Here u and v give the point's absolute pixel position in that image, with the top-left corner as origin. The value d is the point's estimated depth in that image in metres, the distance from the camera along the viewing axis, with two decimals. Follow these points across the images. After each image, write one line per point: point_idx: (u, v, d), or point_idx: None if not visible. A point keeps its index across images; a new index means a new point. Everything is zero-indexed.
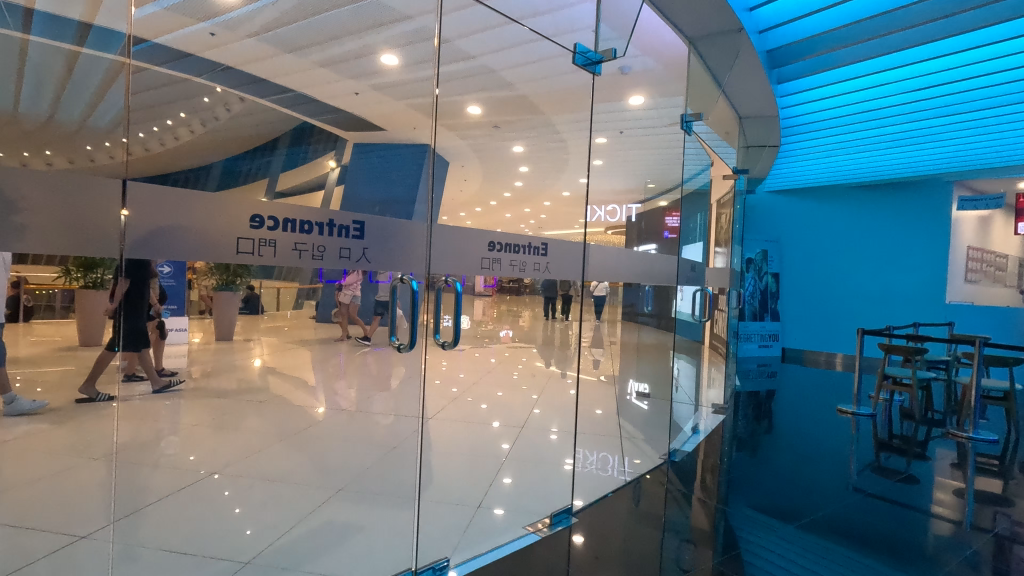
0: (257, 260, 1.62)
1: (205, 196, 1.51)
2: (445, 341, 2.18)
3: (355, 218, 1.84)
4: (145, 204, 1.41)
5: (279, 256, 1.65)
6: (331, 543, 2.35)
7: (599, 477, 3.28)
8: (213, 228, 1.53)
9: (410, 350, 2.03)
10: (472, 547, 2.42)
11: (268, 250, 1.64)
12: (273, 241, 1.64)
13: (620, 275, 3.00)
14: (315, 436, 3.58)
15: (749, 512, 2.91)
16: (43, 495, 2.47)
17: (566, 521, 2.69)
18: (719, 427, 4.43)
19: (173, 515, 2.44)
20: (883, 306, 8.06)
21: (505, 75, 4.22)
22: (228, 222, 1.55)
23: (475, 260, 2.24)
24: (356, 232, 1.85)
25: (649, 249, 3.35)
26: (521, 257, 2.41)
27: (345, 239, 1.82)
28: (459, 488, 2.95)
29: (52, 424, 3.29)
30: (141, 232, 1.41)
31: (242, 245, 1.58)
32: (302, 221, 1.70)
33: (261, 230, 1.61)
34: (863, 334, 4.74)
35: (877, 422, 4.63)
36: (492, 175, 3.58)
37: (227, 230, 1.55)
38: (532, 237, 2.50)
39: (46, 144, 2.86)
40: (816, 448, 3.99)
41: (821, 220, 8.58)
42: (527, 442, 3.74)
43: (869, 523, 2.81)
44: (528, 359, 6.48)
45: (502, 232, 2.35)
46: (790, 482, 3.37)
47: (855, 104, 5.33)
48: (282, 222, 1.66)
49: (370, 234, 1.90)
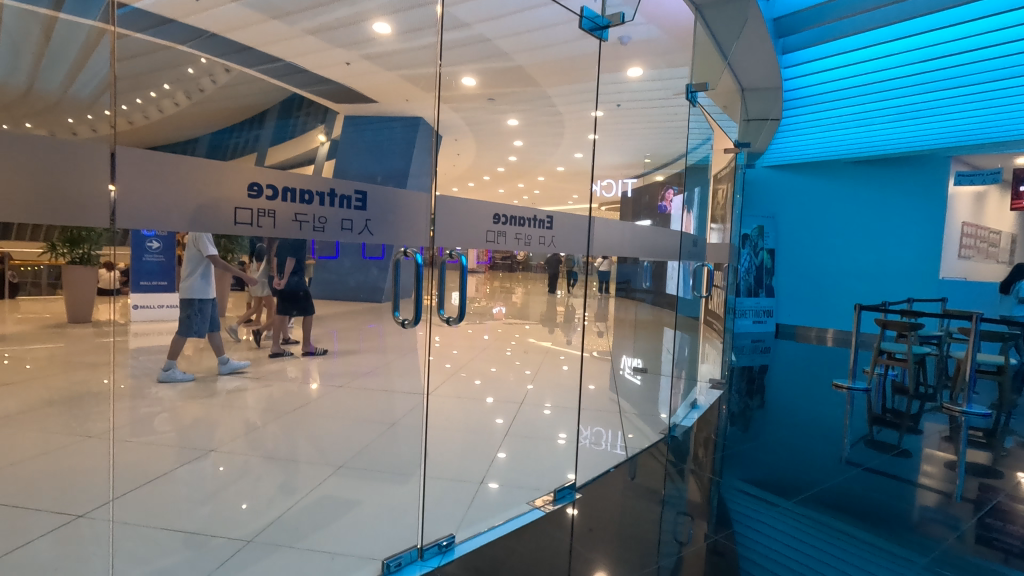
0: (256, 231, 1.57)
1: (203, 161, 1.45)
2: (450, 316, 2.07)
3: (356, 187, 1.80)
4: (136, 176, 1.36)
5: (279, 227, 1.62)
6: (334, 520, 2.35)
7: (597, 452, 3.31)
8: (212, 199, 1.48)
9: (414, 326, 1.95)
10: (477, 522, 2.43)
11: (268, 220, 1.59)
12: (273, 212, 1.60)
13: (623, 247, 3.05)
14: (313, 412, 3.57)
15: (745, 486, 2.95)
16: (40, 472, 2.47)
17: (570, 497, 2.70)
18: (715, 403, 4.51)
19: (175, 496, 2.44)
20: (877, 282, 8.11)
21: (500, 43, 4.23)
22: (226, 192, 1.50)
23: (478, 236, 2.20)
24: (358, 203, 1.81)
25: (643, 224, 3.33)
26: (526, 231, 2.40)
27: (347, 211, 1.79)
28: (457, 464, 2.97)
29: (42, 403, 3.27)
30: (133, 203, 1.35)
31: (241, 215, 1.53)
32: (302, 190, 1.66)
33: (260, 200, 1.57)
34: (860, 310, 4.72)
35: (871, 397, 4.68)
36: (488, 148, 3.48)
37: (224, 200, 1.50)
38: (537, 210, 2.50)
39: (27, 114, 2.73)
40: (811, 423, 4.04)
41: (818, 196, 8.57)
42: (523, 418, 3.76)
43: (863, 497, 2.86)
44: (521, 335, 6.48)
45: (506, 205, 2.32)
46: (786, 457, 3.41)
47: (859, 76, 5.27)
48: (282, 191, 1.62)
49: (372, 205, 1.87)
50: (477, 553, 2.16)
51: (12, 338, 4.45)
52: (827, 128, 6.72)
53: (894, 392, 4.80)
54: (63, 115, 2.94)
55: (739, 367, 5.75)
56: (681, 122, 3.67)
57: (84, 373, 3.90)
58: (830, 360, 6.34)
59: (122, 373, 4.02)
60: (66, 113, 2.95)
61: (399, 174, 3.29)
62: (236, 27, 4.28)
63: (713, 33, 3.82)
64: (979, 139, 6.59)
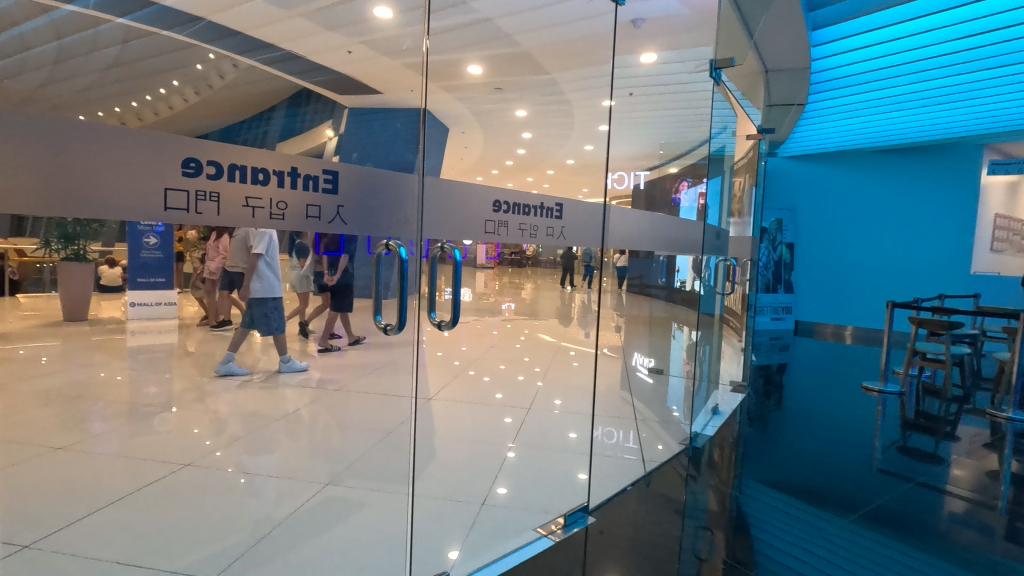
0: (195, 219, 1.30)
1: (126, 132, 1.18)
2: (442, 322, 1.86)
3: (326, 166, 1.55)
4: (34, 154, 1.08)
5: (222, 213, 1.33)
6: (329, 526, 2.22)
7: (609, 454, 3.15)
8: (137, 177, 1.20)
9: (397, 333, 1.79)
10: (488, 525, 2.30)
11: (211, 204, 1.32)
12: (216, 194, 1.32)
13: (642, 239, 2.82)
14: (316, 412, 3.45)
15: (771, 491, 2.78)
16: (35, 474, 2.38)
17: (581, 522, 2.37)
18: (737, 409, 4.21)
19: (178, 494, 2.34)
20: (901, 277, 7.86)
21: (501, 24, 3.68)
22: (153, 169, 1.22)
23: (476, 226, 2.01)
24: (327, 184, 1.56)
25: (658, 213, 3.05)
26: (531, 220, 2.22)
27: (315, 194, 1.53)
28: (467, 464, 2.85)
29: (41, 402, 3.20)
30: (36, 185, 1.08)
31: (172, 198, 1.25)
32: (254, 168, 1.38)
33: (199, 179, 1.29)
34: (893, 306, 4.46)
35: (905, 401, 4.42)
36: (494, 139, 3.30)
37: (152, 177, 1.22)
38: (544, 198, 2.31)
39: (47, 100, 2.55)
40: (839, 425, 3.84)
41: (840, 187, 8.31)
42: (534, 417, 3.63)
43: (898, 503, 2.68)
44: (530, 331, 6.34)
45: (507, 191, 2.13)
46: (814, 460, 3.22)
47: (886, 57, 5.05)
48: (227, 169, 1.33)
49: (345, 188, 1.62)
50: (489, 563, 2.04)
51: (15, 335, 4.41)
52: (852, 115, 6.51)
53: (928, 395, 4.57)
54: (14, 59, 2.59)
55: (757, 365, 5.57)
56: (704, 108, 3.46)
57: (85, 371, 3.83)
58: (853, 358, 6.14)
59: (124, 369, 3.95)
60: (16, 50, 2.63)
61: (404, 166, 3.16)
62: (258, 26, 3.99)
63: (742, 17, 3.59)
64: (1011, 125, 6.32)
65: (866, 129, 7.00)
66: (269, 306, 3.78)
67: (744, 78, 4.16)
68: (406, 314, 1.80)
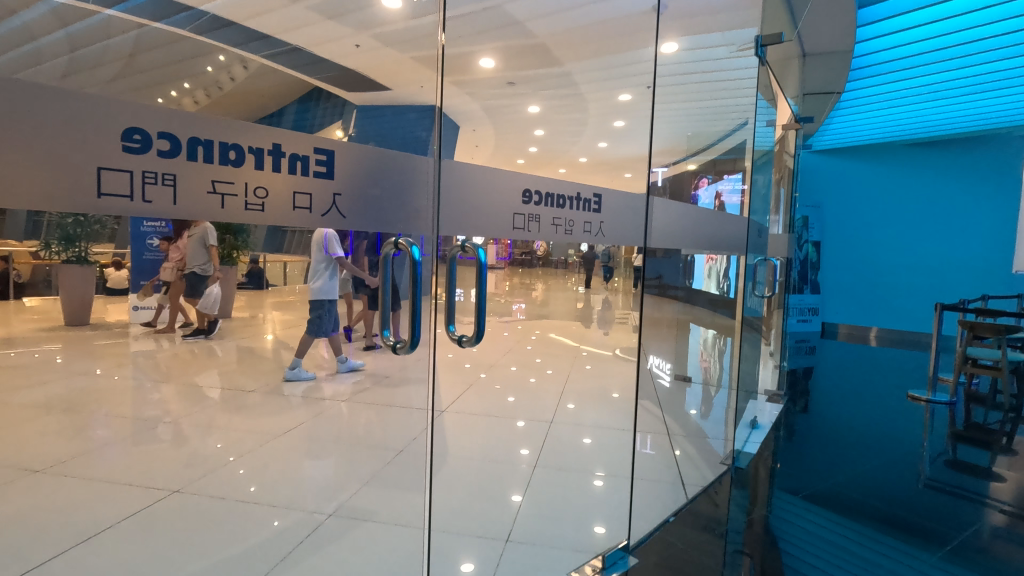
0: (148, 204, 1.12)
1: (63, 91, 1.02)
2: (463, 335, 1.66)
3: (317, 145, 1.38)
4: None
5: (181, 201, 1.16)
6: (348, 540, 2.10)
7: (633, 461, 2.99)
8: (79, 152, 1.03)
9: (409, 352, 1.58)
10: (526, 541, 2.15)
11: (169, 188, 1.14)
12: (175, 175, 1.15)
13: (683, 236, 2.67)
14: (333, 419, 3.35)
15: (819, 506, 2.59)
16: (45, 486, 2.30)
17: (623, 565, 2.04)
18: (780, 425, 3.83)
19: (191, 508, 2.23)
20: (932, 276, 7.62)
21: (513, 12, 3.55)
22: (91, 141, 1.05)
23: (503, 221, 1.86)
24: (320, 166, 1.39)
25: (691, 206, 2.85)
26: (565, 214, 2.11)
27: (304, 180, 1.36)
28: (488, 472, 2.73)
29: (50, 409, 3.13)
30: None
31: (111, 178, 1.07)
32: (222, 143, 1.21)
33: (150, 157, 1.11)
34: (940, 308, 4.21)
35: (956, 410, 4.16)
36: (508, 134, 3.14)
37: (91, 151, 1.04)
38: (584, 189, 2.21)
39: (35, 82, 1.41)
40: (882, 432, 3.64)
41: (869, 181, 8.06)
42: (551, 421, 3.52)
43: (960, 518, 2.48)
44: (541, 332, 6.22)
45: (540, 180, 2.00)
46: (862, 470, 3.03)
47: (924, 43, 4.82)
48: (188, 145, 1.16)
49: (343, 172, 1.45)
50: None
51: (23, 339, 4.39)
52: (889, 104, 6.22)
53: (975, 403, 4.32)
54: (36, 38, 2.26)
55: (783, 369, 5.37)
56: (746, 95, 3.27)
57: (94, 376, 3.76)
58: (882, 361, 5.94)
59: (135, 374, 3.89)
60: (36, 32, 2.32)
61: None
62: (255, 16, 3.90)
63: None
64: None
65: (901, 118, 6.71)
66: (319, 309, 3.78)
67: (785, 70, 3.88)
68: (421, 323, 1.62)
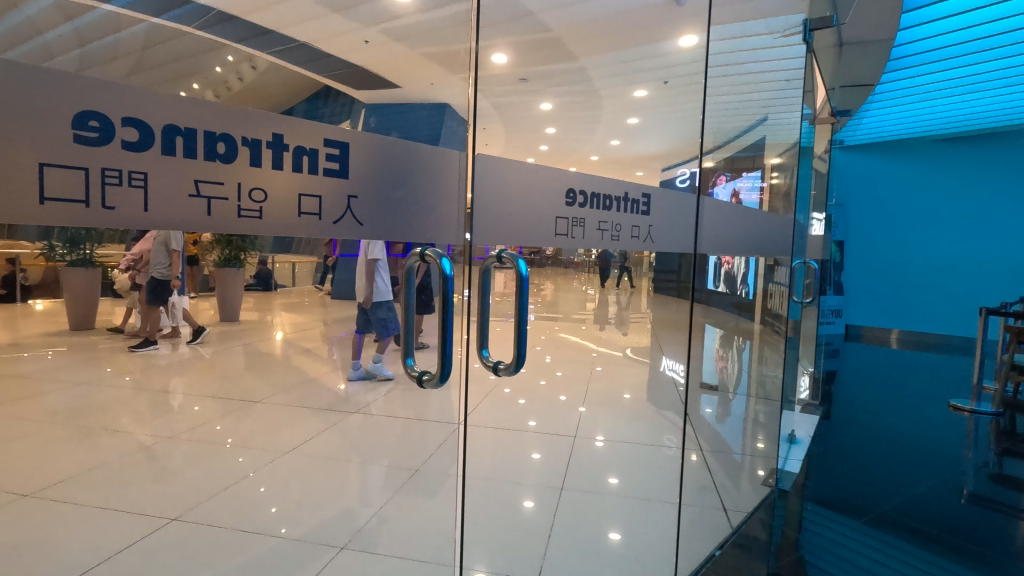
0: (116, 205, 0.99)
1: (35, 69, 0.92)
2: (499, 364, 1.54)
3: (327, 138, 1.27)
4: None
5: (154, 206, 1.03)
6: (381, 556, 2.07)
7: (657, 473, 2.88)
8: (71, 156, 0.95)
9: (439, 386, 1.41)
10: (566, 561, 2.11)
11: (140, 188, 1.01)
12: (148, 174, 1.02)
13: (719, 244, 2.64)
14: (348, 428, 3.27)
15: (861, 521, 2.48)
16: (58, 503, 2.25)
17: None
18: (820, 436, 3.57)
19: (210, 526, 2.18)
20: (960, 275, 7.46)
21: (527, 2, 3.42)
22: (70, 136, 0.94)
23: (551, 221, 1.76)
24: (330, 163, 1.27)
25: (727, 207, 2.73)
26: (611, 218, 1.99)
27: (309, 179, 1.24)
28: (506, 482, 2.65)
29: (64, 419, 3.11)
30: None
31: (66, 173, 0.94)
32: (211, 135, 1.09)
33: (112, 148, 0.98)
34: (986, 312, 4.00)
35: (1000, 419, 3.95)
36: (521, 128, 3.02)
37: (63, 144, 0.94)
38: (636, 190, 2.13)
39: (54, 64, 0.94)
40: (920, 440, 3.49)
41: (896, 178, 7.86)
42: (568, 427, 3.42)
43: (1016, 534, 2.36)
44: (550, 331, 6.13)
45: (587, 182, 1.89)
46: (905, 478, 2.92)
47: (960, 33, 4.60)
48: (164, 137, 1.03)
49: (358, 170, 1.33)
50: None
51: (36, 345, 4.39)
52: (920, 98, 6.06)
53: (1016, 411, 4.13)
54: (37, 24, 2.07)
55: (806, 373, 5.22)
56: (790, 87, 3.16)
57: (106, 383, 3.74)
58: (905, 365, 5.80)
59: (146, 381, 3.86)
60: (33, 14, 2.10)
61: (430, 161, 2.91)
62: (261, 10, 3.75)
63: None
64: None
65: (930, 112, 6.54)
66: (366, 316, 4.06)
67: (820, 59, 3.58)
68: (451, 344, 1.40)
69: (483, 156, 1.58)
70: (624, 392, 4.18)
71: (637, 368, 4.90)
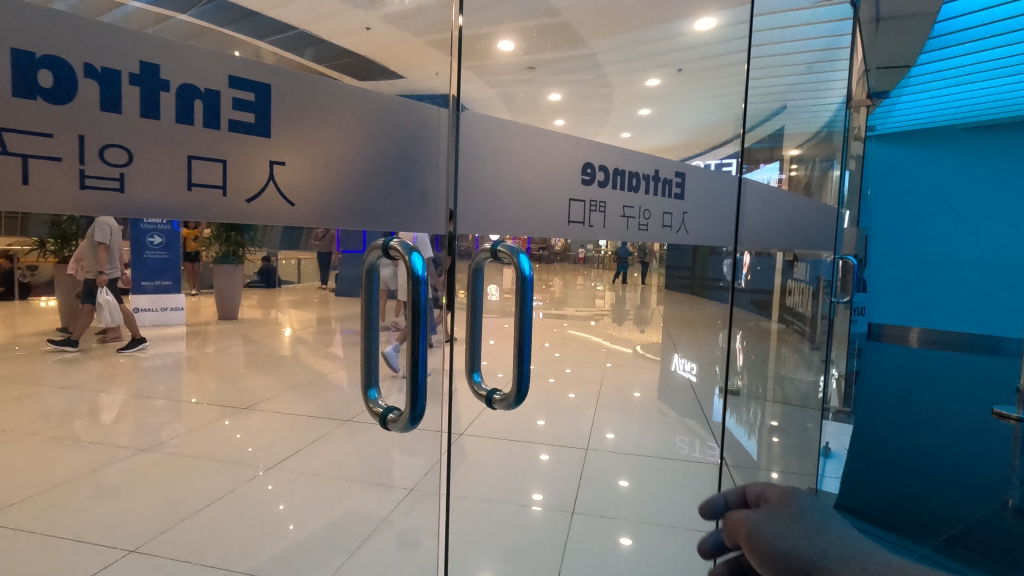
0: None
1: None
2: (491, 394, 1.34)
3: (230, 75, 0.95)
4: None
5: None
6: (390, 568, 1.93)
7: (676, 476, 2.73)
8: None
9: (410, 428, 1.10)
10: (582, 565, 1.99)
11: None
12: None
13: (759, 235, 2.46)
14: (352, 429, 3.15)
15: (913, 532, 2.31)
16: (48, 511, 2.12)
17: None
18: (858, 451, 3.24)
19: (214, 530, 2.07)
20: (993, 268, 7.24)
21: None
22: None
23: (565, 205, 1.56)
24: (235, 111, 0.96)
25: (763, 190, 2.48)
26: (632, 205, 1.81)
27: (191, 129, 0.93)
28: (518, 484, 2.51)
29: (56, 422, 2.99)
30: None
31: None
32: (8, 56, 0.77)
33: None
34: None
35: None
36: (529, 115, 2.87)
37: None
38: (669, 168, 1.98)
39: None
40: (960, 447, 3.30)
41: (926, 169, 7.60)
42: (579, 425, 3.29)
43: None
44: (559, 328, 5.99)
45: (608, 158, 1.69)
46: (953, 487, 2.74)
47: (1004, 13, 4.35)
48: None
49: (278, 124, 1.02)
50: None
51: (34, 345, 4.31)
52: (956, 82, 5.79)
53: None
54: None
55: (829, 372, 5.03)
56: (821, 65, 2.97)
57: (101, 384, 3.63)
58: (931, 366, 5.59)
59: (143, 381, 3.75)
60: None
61: None
62: None
63: None
64: None
65: (968, 94, 6.24)
66: None
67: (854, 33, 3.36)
68: (427, 335, 1.05)
69: (489, 113, 1.37)
70: (634, 391, 4.03)
71: (649, 367, 4.72)
